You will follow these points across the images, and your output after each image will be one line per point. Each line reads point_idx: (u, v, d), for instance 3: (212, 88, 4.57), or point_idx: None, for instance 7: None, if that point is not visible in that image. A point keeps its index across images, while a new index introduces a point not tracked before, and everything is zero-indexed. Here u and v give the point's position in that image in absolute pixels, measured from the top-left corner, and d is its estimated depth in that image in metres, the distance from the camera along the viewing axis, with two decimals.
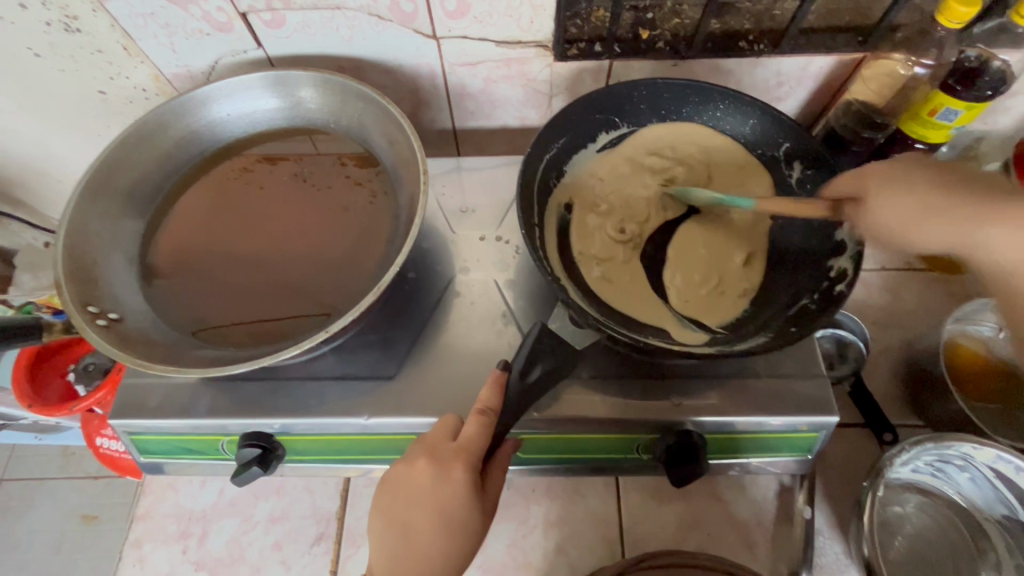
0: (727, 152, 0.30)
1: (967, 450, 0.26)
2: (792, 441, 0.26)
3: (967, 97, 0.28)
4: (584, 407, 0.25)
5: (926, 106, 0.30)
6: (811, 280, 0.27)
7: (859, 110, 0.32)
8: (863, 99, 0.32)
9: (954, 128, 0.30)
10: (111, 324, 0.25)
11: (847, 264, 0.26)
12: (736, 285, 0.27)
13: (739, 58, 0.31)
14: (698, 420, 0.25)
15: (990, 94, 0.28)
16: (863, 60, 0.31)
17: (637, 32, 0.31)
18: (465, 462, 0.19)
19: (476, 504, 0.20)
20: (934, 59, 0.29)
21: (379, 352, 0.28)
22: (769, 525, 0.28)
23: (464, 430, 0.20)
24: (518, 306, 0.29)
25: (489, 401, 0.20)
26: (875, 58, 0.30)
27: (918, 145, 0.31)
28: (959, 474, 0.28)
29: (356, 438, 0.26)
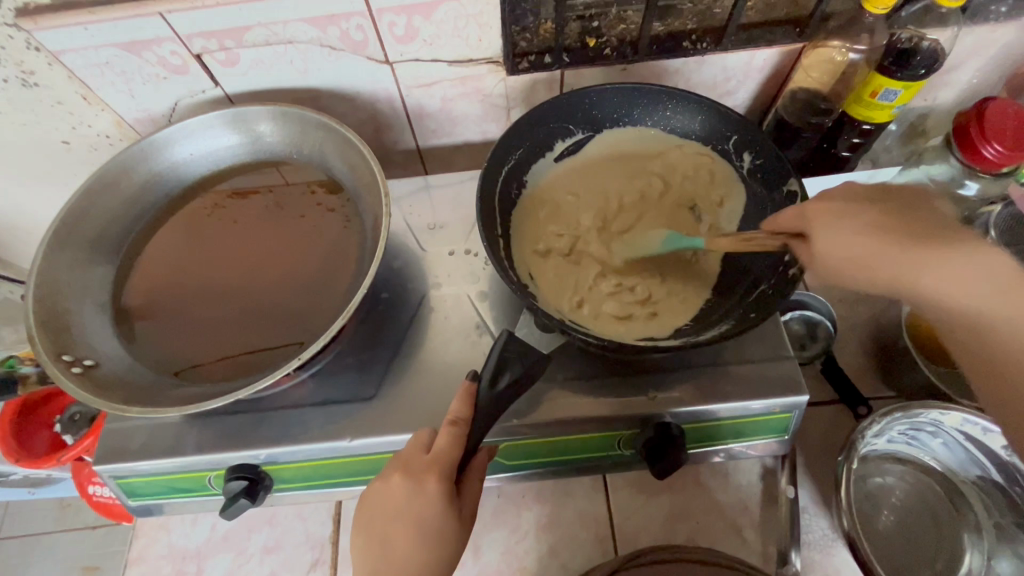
0: (676, 148, 0.31)
1: (937, 416, 0.27)
2: (766, 424, 0.27)
3: (903, 77, 0.29)
4: (562, 410, 0.26)
5: (866, 88, 0.31)
6: (771, 262, 0.27)
7: (804, 98, 0.33)
8: (807, 87, 0.33)
9: (898, 107, 0.31)
10: (86, 371, 0.25)
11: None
12: (690, 279, 0.28)
13: (684, 57, 0.32)
14: (675, 411, 0.26)
15: (924, 73, 0.29)
16: (803, 51, 0.32)
17: (585, 42, 0.32)
18: (439, 473, 0.20)
19: (453, 510, 0.20)
20: (866, 44, 0.30)
21: (356, 374, 0.28)
22: (756, 510, 0.29)
23: (436, 442, 0.21)
24: (490, 317, 0.29)
25: (460, 411, 0.21)
26: (813, 48, 0.31)
27: (866, 126, 0.33)
28: (932, 440, 0.29)
29: (342, 461, 0.27)
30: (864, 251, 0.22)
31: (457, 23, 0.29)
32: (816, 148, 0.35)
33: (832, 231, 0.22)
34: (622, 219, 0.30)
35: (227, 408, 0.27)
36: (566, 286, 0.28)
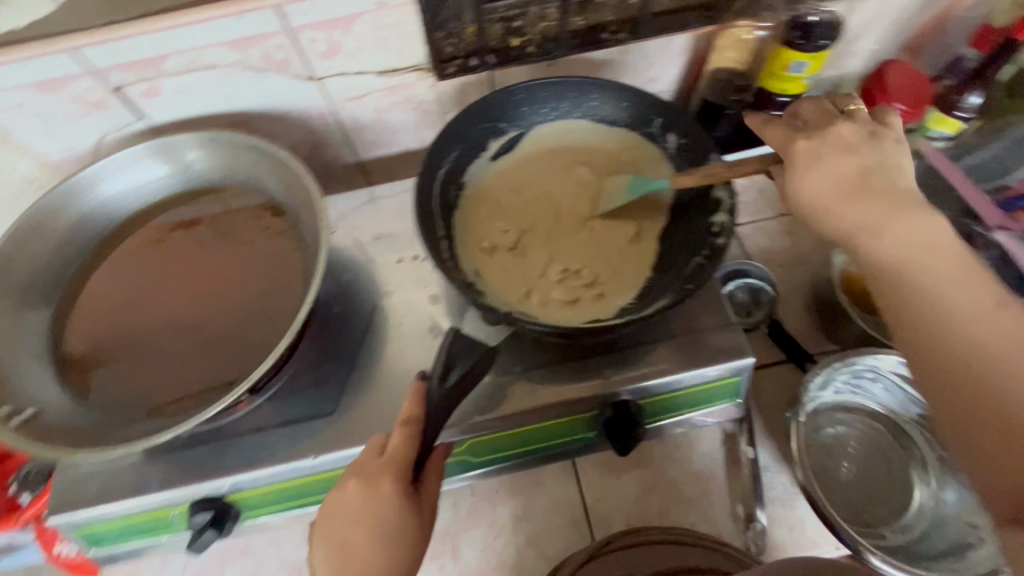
0: (605, 137, 0.33)
1: (872, 363, 0.29)
2: (718, 390, 0.28)
3: (807, 49, 0.31)
4: (524, 400, 0.26)
5: (777, 63, 0.33)
6: (703, 233, 0.28)
7: (723, 78, 0.36)
8: (725, 67, 0.35)
9: (808, 77, 0.33)
10: (26, 422, 0.24)
11: (725, 218, 0.28)
12: (632, 258, 0.29)
13: (603, 48, 0.32)
14: (632, 388, 0.26)
15: (824, 44, 0.31)
16: (715, 32, 0.33)
17: (509, 42, 0.32)
18: (395, 474, 0.20)
19: (412, 508, 0.20)
20: (770, 21, 0.32)
21: (315, 392, 0.28)
22: (722, 474, 0.30)
23: (390, 444, 0.21)
24: (444, 317, 0.30)
25: (411, 411, 0.21)
26: (723, 29, 0.33)
27: (783, 99, 0.34)
28: (874, 386, 0.30)
29: (308, 480, 0.27)
30: (831, 197, 0.22)
31: (378, 34, 0.29)
32: (740, 123, 0.36)
33: (814, 168, 0.23)
34: (561, 211, 0.31)
35: (184, 441, 0.27)
36: (514, 280, 0.29)
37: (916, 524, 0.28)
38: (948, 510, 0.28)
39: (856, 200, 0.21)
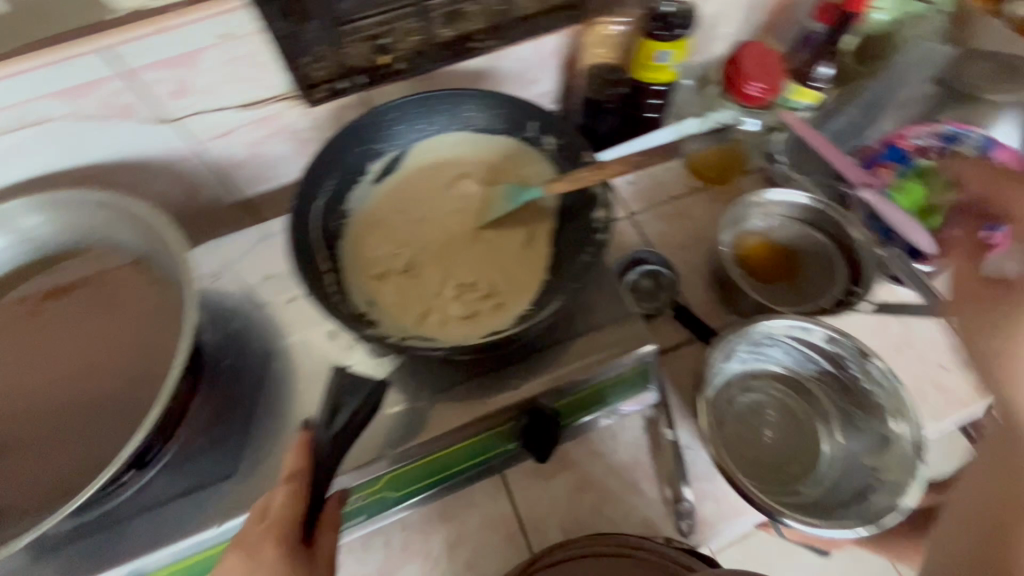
0: (497, 143, 0.43)
1: (771, 329, 0.42)
2: (633, 381, 0.38)
3: (670, 40, 0.40)
4: (443, 424, 0.34)
5: (644, 55, 0.42)
6: (582, 235, 0.38)
7: (598, 74, 0.45)
8: (598, 63, 0.45)
9: (676, 66, 0.43)
10: None
11: (604, 215, 0.37)
12: (518, 270, 0.39)
13: (461, 59, 0.41)
14: (544, 399, 0.35)
15: (682, 32, 0.40)
16: (585, 29, 0.42)
17: (379, 62, 0.40)
18: (280, 537, 0.27)
19: (304, 563, 0.27)
20: (629, 18, 0.42)
21: (210, 456, 0.34)
22: (649, 466, 0.40)
23: (275, 507, 0.27)
24: (354, 356, 0.36)
25: (296, 467, 0.28)
26: (591, 26, 0.42)
27: (658, 86, 0.44)
28: (777, 351, 0.44)
29: (217, 547, 0.32)
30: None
31: (227, 74, 0.36)
32: (623, 111, 0.47)
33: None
34: (450, 241, 0.41)
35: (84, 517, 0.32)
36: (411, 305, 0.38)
37: (832, 484, 0.42)
38: (862, 462, 0.42)
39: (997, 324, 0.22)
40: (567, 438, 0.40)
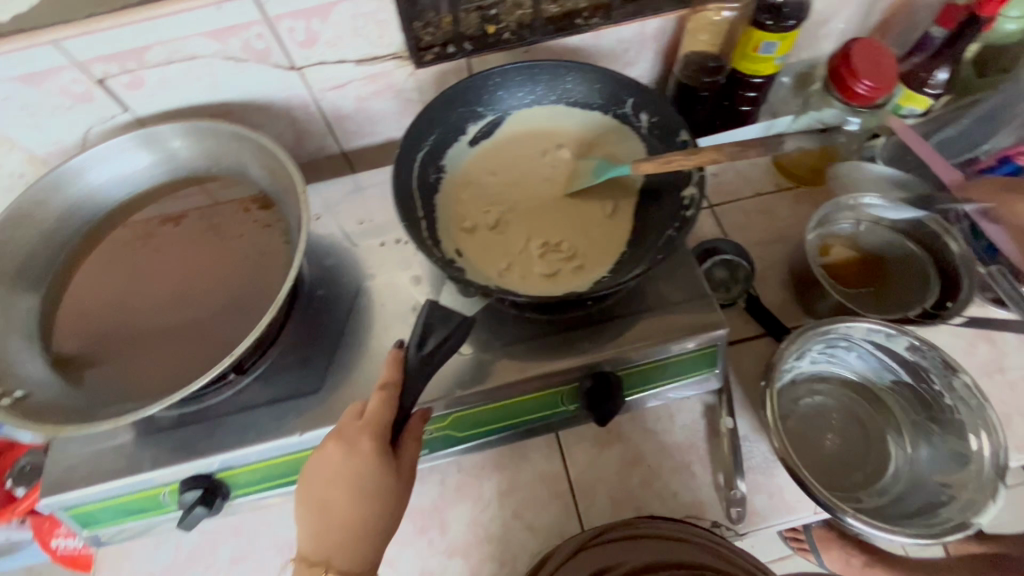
0: (627, 96, 0.72)
1: (852, 328, 0.69)
2: (702, 360, 0.70)
3: (779, 29, 0.75)
4: (639, 330, 0.66)
5: (762, 44, 0.77)
6: (680, 204, 0.65)
7: (693, 57, 0.85)
8: (703, 53, 0.85)
9: (777, 59, 0.80)
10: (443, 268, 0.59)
11: (690, 197, 0.63)
12: (623, 222, 0.68)
13: (580, 27, 0.79)
14: (663, 347, 0.66)
15: (788, 22, 0.74)
16: (687, 15, 0.80)
17: (546, 27, 0.79)
18: (367, 436, 0.44)
19: (386, 465, 0.44)
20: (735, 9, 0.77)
21: (517, 286, 0.64)
22: (707, 431, 0.72)
23: (371, 413, 0.45)
24: (583, 256, 0.66)
25: (388, 382, 0.46)
26: (696, 16, 0.80)
27: (759, 78, 0.83)
28: (853, 356, 0.73)
29: (515, 407, 0.68)
30: None
31: None
32: (744, 59, 0.81)
33: None
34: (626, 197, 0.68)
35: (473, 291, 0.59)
36: (602, 234, 0.67)
37: (892, 499, 0.67)
38: (932, 480, 0.66)
39: None
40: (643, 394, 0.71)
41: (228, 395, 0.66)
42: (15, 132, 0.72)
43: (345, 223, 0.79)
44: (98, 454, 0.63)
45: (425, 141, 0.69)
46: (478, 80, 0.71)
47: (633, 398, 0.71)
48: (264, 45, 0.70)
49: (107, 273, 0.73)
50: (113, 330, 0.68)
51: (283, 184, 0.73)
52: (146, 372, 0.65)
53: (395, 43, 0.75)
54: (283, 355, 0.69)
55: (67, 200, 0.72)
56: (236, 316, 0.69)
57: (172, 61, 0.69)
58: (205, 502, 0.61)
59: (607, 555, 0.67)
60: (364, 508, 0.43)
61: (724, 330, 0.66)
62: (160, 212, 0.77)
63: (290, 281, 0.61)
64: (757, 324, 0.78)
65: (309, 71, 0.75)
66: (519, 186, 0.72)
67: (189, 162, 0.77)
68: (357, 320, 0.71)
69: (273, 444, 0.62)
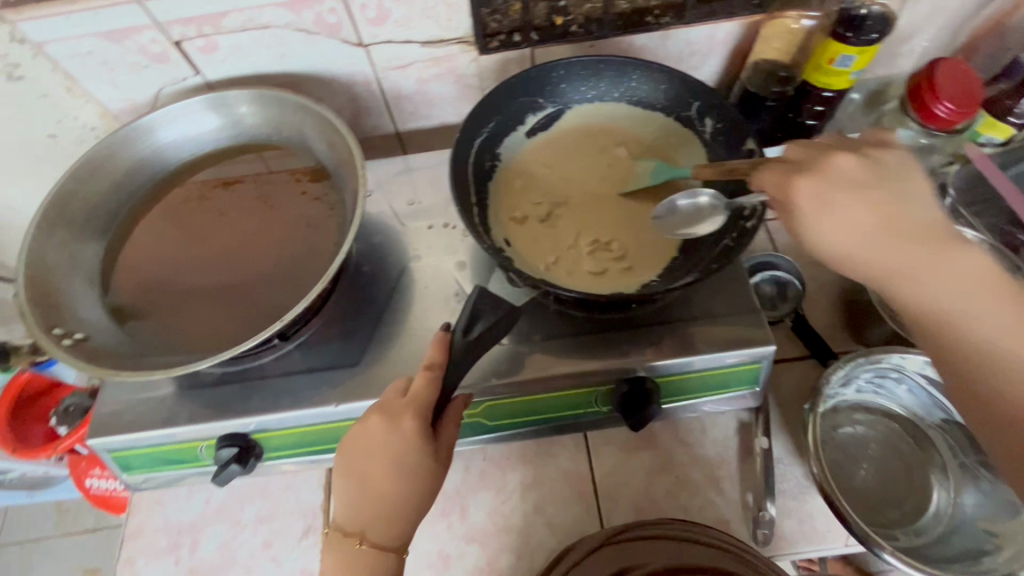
0: (692, 99, 0.71)
1: (904, 360, 0.67)
2: (746, 375, 0.67)
3: (856, 43, 0.72)
4: (683, 337, 0.65)
5: (837, 57, 0.74)
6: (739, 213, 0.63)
7: (763, 67, 0.83)
8: (771, 61, 0.82)
9: (852, 74, 0.76)
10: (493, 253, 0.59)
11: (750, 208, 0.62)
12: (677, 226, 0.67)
13: (651, 25, 0.77)
14: (708, 358, 0.64)
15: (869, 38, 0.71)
16: (762, 22, 0.78)
17: (616, 23, 0.77)
18: (410, 414, 0.44)
19: (425, 444, 0.44)
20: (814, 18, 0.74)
21: (563, 280, 0.63)
22: (740, 447, 0.71)
23: (415, 392, 0.45)
24: (633, 258, 0.65)
25: (433, 363, 0.47)
26: (772, 23, 0.77)
27: (829, 92, 0.79)
28: (901, 389, 0.70)
29: (547, 402, 0.66)
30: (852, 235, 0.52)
31: None
32: (816, 71, 0.78)
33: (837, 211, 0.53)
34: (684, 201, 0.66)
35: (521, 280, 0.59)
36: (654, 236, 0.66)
37: (931, 540, 0.65)
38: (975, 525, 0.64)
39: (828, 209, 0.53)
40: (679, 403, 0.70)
41: (270, 359, 0.67)
42: (92, 86, 0.75)
43: (395, 203, 0.80)
44: (143, 402, 0.65)
45: (484, 128, 0.70)
46: (542, 71, 0.71)
47: (669, 407, 0.69)
48: (335, 20, 0.71)
49: (165, 229, 0.75)
50: (166, 284, 0.71)
51: (341, 158, 0.74)
52: (192, 328, 0.67)
53: (462, 27, 0.75)
54: (326, 326, 0.70)
55: (137, 155, 0.76)
56: (282, 283, 0.71)
57: (245, 28, 0.71)
58: (239, 461, 0.63)
59: (626, 553, 0.62)
60: (401, 481, 0.44)
61: (773, 347, 0.63)
62: (217, 175, 0.79)
63: (343, 255, 0.62)
64: (802, 344, 0.76)
65: (375, 49, 0.76)
66: (572, 181, 0.72)
67: (252, 129, 0.78)
68: (399, 300, 0.71)
69: (307, 412, 0.63)
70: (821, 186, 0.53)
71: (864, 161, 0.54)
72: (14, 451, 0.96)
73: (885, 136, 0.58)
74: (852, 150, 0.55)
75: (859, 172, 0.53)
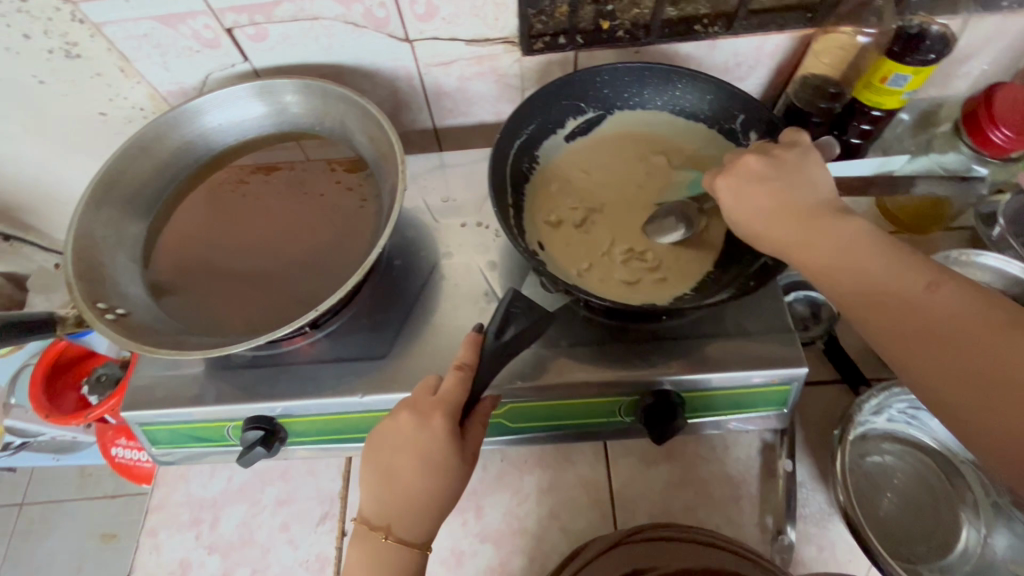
0: (738, 112, 0.70)
1: None
2: (776, 396, 0.65)
3: (912, 64, 0.69)
4: (713, 353, 0.64)
5: (887, 78, 0.72)
6: None
7: (810, 81, 0.80)
8: (817, 76, 0.80)
9: (905, 94, 0.74)
10: (527, 257, 0.58)
11: None
12: (714, 241, 0.66)
13: (700, 35, 0.76)
14: (738, 376, 0.63)
15: (926, 57, 0.69)
16: (815, 36, 0.76)
17: (664, 31, 0.76)
18: (439, 413, 0.44)
19: (452, 443, 0.44)
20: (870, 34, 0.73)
21: (595, 287, 0.63)
22: (761, 468, 0.70)
23: (445, 391, 0.45)
24: (668, 270, 0.64)
25: (463, 362, 0.47)
26: (825, 38, 0.75)
27: (879, 112, 0.77)
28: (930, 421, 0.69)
29: (572, 409, 0.66)
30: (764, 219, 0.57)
31: None
32: (865, 90, 0.75)
33: (752, 196, 0.58)
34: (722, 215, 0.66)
35: (554, 284, 0.59)
36: (689, 249, 0.65)
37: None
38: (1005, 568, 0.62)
39: (755, 203, 0.57)
40: (703, 420, 0.68)
41: (299, 346, 0.69)
42: (144, 68, 0.77)
43: (429, 199, 0.81)
44: (174, 380, 0.67)
45: (523, 131, 0.70)
46: (587, 76, 0.70)
47: (694, 422, 0.68)
48: (384, 15, 0.72)
49: (204, 212, 0.76)
50: (203, 265, 0.72)
51: (381, 152, 0.75)
52: (227, 308, 0.69)
53: (509, 28, 0.74)
54: (355, 317, 0.71)
55: (183, 138, 0.77)
56: (316, 271, 0.71)
57: (296, 19, 0.72)
58: (265, 444, 0.64)
59: (640, 554, 0.60)
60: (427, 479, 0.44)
61: (804, 369, 0.62)
62: (256, 161, 0.80)
63: (378, 248, 0.63)
64: (833, 368, 0.74)
65: (420, 45, 0.76)
66: (608, 187, 0.71)
67: (295, 119, 0.80)
68: (429, 296, 0.72)
69: (332, 400, 0.64)
70: (726, 180, 0.60)
71: (769, 159, 0.59)
72: (48, 418, 0.99)
73: (800, 133, 0.61)
74: (768, 146, 0.60)
75: (759, 166, 0.58)
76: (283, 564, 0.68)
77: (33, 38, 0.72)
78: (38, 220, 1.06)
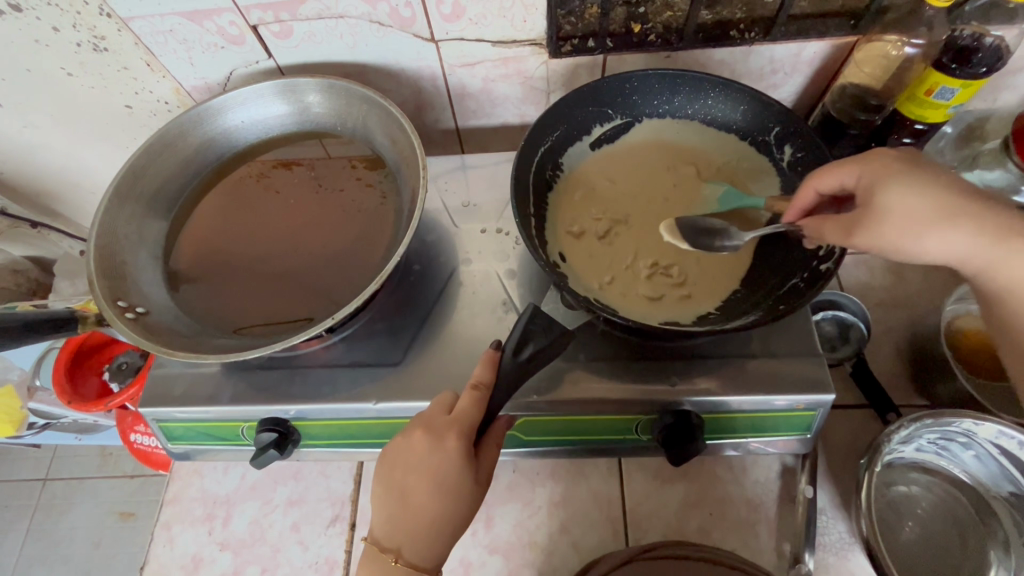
0: (773, 124, 0.67)
1: (973, 425, 0.62)
2: (800, 421, 0.63)
3: (958, 77, 0.66)
4: (737, 375, 0.62)
5: (930, 90, 0.69)
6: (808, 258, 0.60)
7: (849, 89, 0.75)
8: (855, 85, 0.75)
9: (949, 109, 0.71)
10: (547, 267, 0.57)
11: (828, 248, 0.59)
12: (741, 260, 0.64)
13: (735, 41, 0.73)
14: (762, 400, 0.61)
15: (973, 72, 0.66)
16: (857, 45, 0.73)
17: (696, 35, 0.74)
18: (453, 435, 0.44)
19: (464, 468, 0.43)
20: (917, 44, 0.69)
21: (616, 302, 0.61)
22: (781, 492, 0.68)
23: (460, 414, 0.45)
24: (694, 289, 0.62)
25: (480, 381, 0.46)
26: (867, 46, 0.72)
27: (919, 125, 0.74)
28: (964, 453, 0.66)
29: (589, 423, 0.64)
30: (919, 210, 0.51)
31: None
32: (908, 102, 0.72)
33: (909, 185, 0.51)
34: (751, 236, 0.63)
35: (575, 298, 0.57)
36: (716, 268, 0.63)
37: None
38: None
39: (913, 192, 0.51)
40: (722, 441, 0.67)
41: (315, 349, 0.68)
42: (169, 62, 0.77)
43: (449, 200, 0.80)
44: (191, 378, 0.67)
45: (549, 136, 0.68)
46: (618, 80, 0.68)
47: (712, 443, 0.66)
48: (410, 14, 0.70)
49: (224, 208, 0.76)
50: (220, 261, 0.72)
51: (402, 155, 0.74)
52: (243, 306, 0.68)
53: (537, 29, 0.72)
54: (372, 320, 0.70)
55: (205, 133, 0.77)
56: (331, 274, 0.70)
57: (321, 17, 0.71)
58: (278, 447, 0.64)
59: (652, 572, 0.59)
60: (438, 502, 0.43)
61: (832, 396, 0.59)
62: (278, 157, 0.80)
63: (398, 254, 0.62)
64: (860, 391, 0.72)
65: (446, 45, 0.75)
66: (632, 198, 0.69)
67: (317, 118, 0.79)
68: (446, 302, 0.71)
69: (346, 406, 0.63)
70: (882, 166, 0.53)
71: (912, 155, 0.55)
72: (69, 403, 1.00)
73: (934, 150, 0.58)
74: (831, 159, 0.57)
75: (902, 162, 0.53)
76: (292, 564, 0.69)
77: (61, 30, 0.72)
78: (64, 207, 1.07)
